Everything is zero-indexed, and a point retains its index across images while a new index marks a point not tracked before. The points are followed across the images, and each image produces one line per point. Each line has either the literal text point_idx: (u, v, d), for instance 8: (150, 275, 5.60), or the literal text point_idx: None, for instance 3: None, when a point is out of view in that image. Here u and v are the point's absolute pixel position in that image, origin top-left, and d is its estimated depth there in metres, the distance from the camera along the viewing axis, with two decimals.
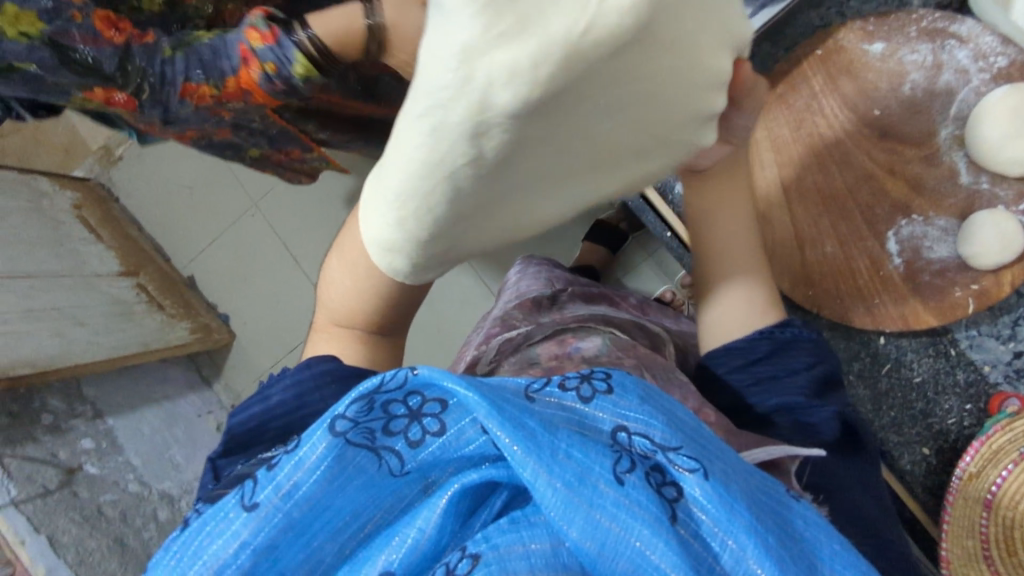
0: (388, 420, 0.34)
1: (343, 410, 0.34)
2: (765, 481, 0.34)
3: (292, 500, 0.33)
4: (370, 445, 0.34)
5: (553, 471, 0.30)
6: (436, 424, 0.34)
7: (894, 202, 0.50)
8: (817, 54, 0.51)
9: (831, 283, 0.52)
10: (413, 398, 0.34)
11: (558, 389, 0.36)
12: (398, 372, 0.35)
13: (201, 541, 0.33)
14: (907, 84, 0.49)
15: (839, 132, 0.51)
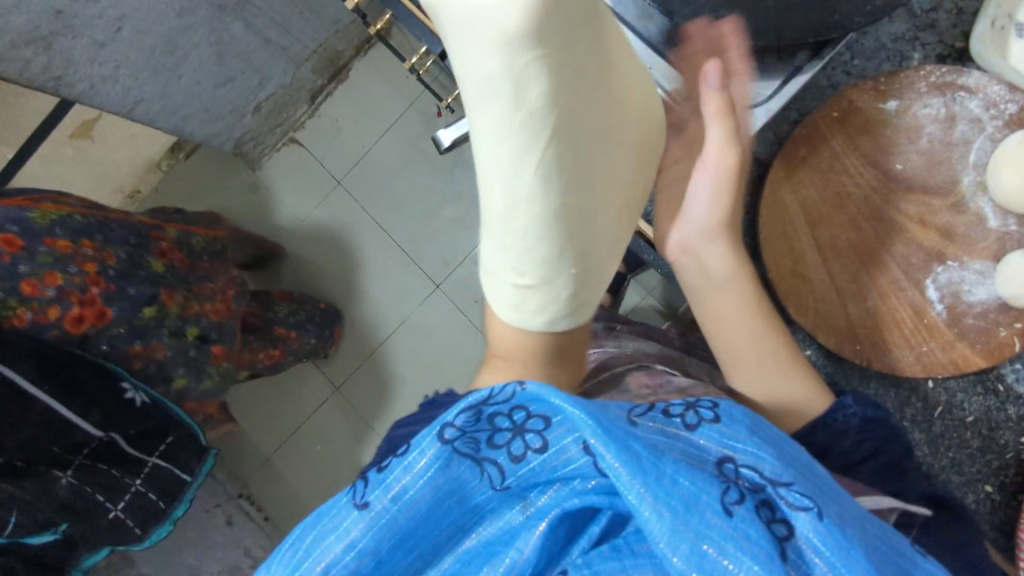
0: (494, 432, 0.33)
1: (451, 418, 0.33)
2: (870, 523, 0.31)
3: (400, 502, 0.32)
4: (474, 456, 0.33)
5: (653, 495, 0.28)
6: (538, 441, 0.32)
7: (928, 250, 0.51)
8: (834, 116, 0.53)
9: (875, 337, 0.52)
10: (517, 413, 0.33)
11: (660, 416, 0.34)
12: (505, 387, 0.33)
13: (312, 538, 0.32)
14: (923, 138, 0.51)
15: (867, 189, 0.52)
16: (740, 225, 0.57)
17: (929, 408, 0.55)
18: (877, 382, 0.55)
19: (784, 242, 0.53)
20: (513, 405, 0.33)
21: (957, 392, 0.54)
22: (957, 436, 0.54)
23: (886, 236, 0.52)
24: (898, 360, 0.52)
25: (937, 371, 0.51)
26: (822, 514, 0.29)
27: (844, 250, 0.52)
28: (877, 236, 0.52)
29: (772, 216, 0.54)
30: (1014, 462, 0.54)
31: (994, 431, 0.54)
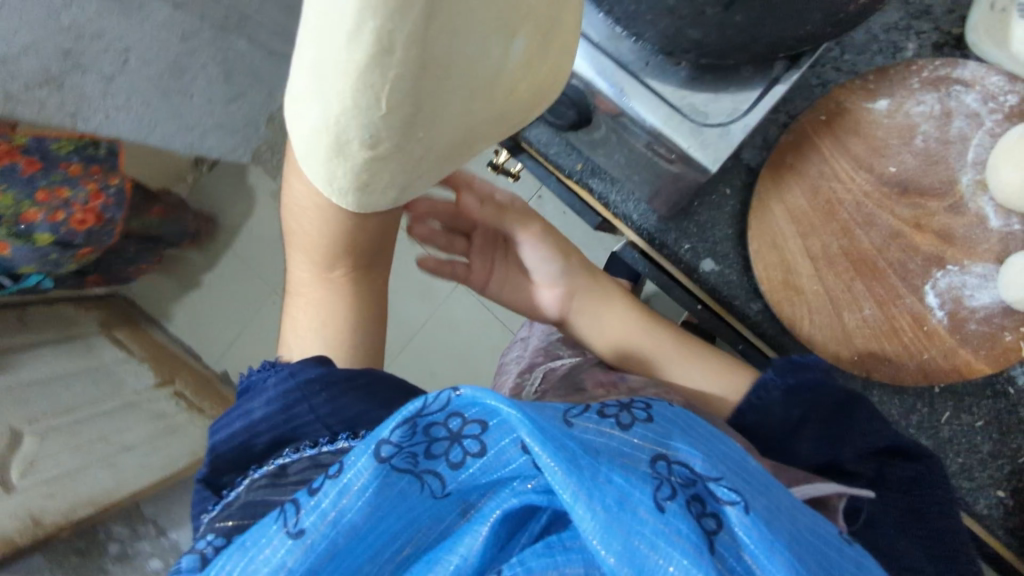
0: (430, 444, 0.33)
1: (387, 433, 0.32)
2: (813, 517, 0.33)
3: (336, 528, 0.31)
4: (412, 471, 0.33)
5: (589, 492, 0.29)
6: (476, 447, 0.33)
7: (926, 255, 0.49)
8: (821, 120, 0.51)
9: (875, 347, 0.51)
10: (452, 420, 0.33)
11: (595, 416, 0.35)
12: (439, 391, 0.33)
13: (248, 548, 0.32)
14: (918, 138, 0.49)
15: (859, 195, 0.50)
16: (731, 235, 0.56)
17: (936, 413, 0.53)
18: (879, 390, 0.53)
19: (774, 253, 0.52)
20: (448, 410, 0.33)
21: (965, 395, 0.52)
22: (966, 441, 0.53)
23: (881, 243, 0.50)
24: (899, 369, 0.51)
25: (939, 379, 0.50)
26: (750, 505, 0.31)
27: (836, 259, 0.51)
28: (872, 243, 0.50)
29: (761, 227, 0.52)
30: None
31: (1006, 434, 0.52)
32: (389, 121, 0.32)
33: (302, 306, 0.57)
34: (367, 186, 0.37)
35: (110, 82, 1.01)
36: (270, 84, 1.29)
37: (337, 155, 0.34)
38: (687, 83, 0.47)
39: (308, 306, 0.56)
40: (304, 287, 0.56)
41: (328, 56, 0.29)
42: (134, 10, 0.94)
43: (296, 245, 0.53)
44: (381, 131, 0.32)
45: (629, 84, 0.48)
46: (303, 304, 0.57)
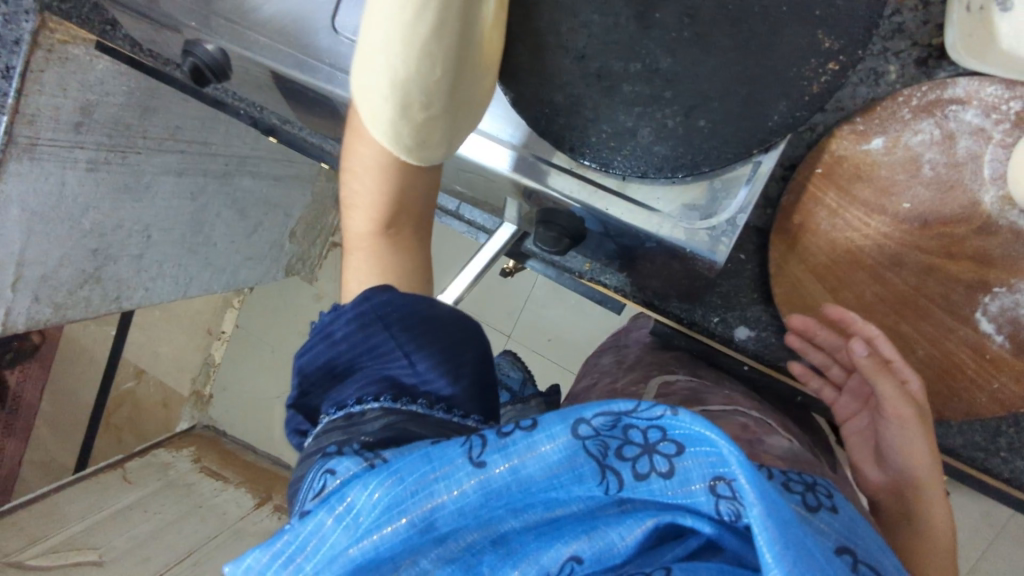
0: (623, 443, 0.30)
1: (588, 413, 0.30)
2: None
3: (514, 476, 0.30)
4: (599, 460, 0.30)
5: (789, 553, 0.25)
6: (664, 465, 0.29)
7: (968, 283, 0.47)
8: (819, 172, 0.49)
9: (939, 386, 0.49)
10: (650, 432, 0.29)
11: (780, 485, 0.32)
12: (653, 403, 0.29)
13: (421, 477, 0.30)
14: (924, 168, 0.46)
15: (879, 238, 0.48)
16: (757, 299, 0.54)
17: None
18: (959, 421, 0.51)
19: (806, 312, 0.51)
20: (654, 422, 0.29)
21: None
22: None
23: (916, 280, 0.48)
24: (971, 403, 0.48)
25: (1017, 405, 0.47)
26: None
27: (873, 305, 0.49)
28: (907, 282, 0.48)
29: (787, 292, 0.51)
30: None
31: None
32: (444, 80, 0.38)
33: (349, 264, 0.52)
34: (426, 146, 0.41)
35: (140, 260, 1.05)
36: (283, 206, 1.35)
37: (401, 119, 0.39)
38: (669, 185, 0.46)
39: (356, 260, 0.52)
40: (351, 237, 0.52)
41: (395, 23, 0.36)
42: (143, 190, 0.99)
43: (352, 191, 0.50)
44: (441, 86, 0.39)
45: (612, 202, 0.47)
46: (350, 258, 0.52)
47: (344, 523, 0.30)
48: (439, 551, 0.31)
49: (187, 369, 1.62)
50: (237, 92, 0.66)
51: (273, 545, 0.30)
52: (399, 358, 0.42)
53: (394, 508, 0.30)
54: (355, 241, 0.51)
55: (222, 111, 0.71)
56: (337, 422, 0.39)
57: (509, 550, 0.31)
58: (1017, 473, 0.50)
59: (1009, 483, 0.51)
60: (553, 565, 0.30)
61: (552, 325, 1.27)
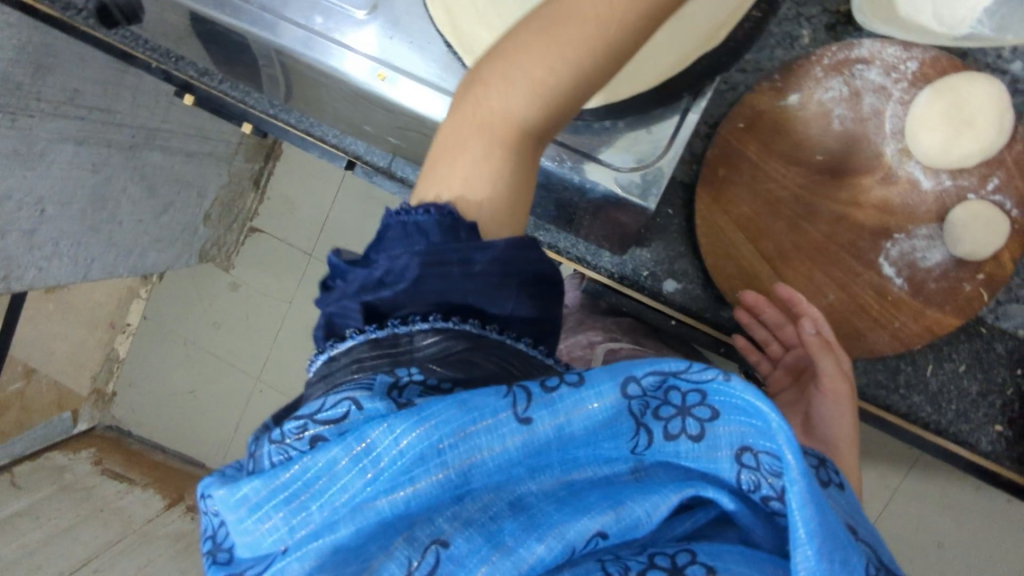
0: (663, 403, 0.31)
1: (638, 373, 0.31)
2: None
3: (556, 430, 0.30)
4: (637, 418, 0.31)
5: (818, 531, 0.27)
6: (697, 429, 0.30)
7: (873, 230, 0.51)
8: (740, 127, 0.52)
9: (847, 327, 0.52)
10: (691, 395, 0.30)
11: None
12: (704, 367, 0.30)
13: (458, 434, 0.30)
14: (834, 122, 0.50)
15: (794, 189, 0.51)
16: (685, 252, 0.56)
17: (920, 368, 0.54)
18: (862, 361, 0.55)
19: (729, 261, 0.53)
20: (699, 386, 0.30)
21: (944, 345, 0.54)
22: (954, 387, 0.54)
23: (827, 228, 0.51)
24: (876, 342, 0.52)
25: (915, 342, 0.51)
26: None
27: (790, 253, 0.52)
28: (820, 230, 0.51)
29: (712, 242, 0.53)
30: (1017, 398, 0.53)
31: (989, 372, 0.54)
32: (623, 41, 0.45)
33: (465, 148, 0.39)
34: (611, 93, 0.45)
35: (31, 236, 0.95)
36: (196, 185, 1.28)
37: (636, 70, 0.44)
38: (604, 135, 0.48)
39: (479, 149, 0.39)
40: (482, 101, 0.39)
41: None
42: (37, 159, 0.90)
43: (517, 57, 0.37)
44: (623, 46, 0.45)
45: (559, 155, 0.48)
46: (466, 136, 0.39)
47: (361, 467, 0.30)
48: (456, 511, 0.31)
49: (87, 364, 1.49)
50: (149, 41, 0.61)
51: (279, 479, 0.30)
52: (506, 303, 0.39)
53: (428, 462, 0.30)
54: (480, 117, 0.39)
55: (132, 65, 0.66)
56: (367, 349, 0.35)
57: (529, 516, 0.31)
58: (912, 408, 0.55)
59: (906, 418, 0.55)
60: (579, 539, 0.29)
61: None
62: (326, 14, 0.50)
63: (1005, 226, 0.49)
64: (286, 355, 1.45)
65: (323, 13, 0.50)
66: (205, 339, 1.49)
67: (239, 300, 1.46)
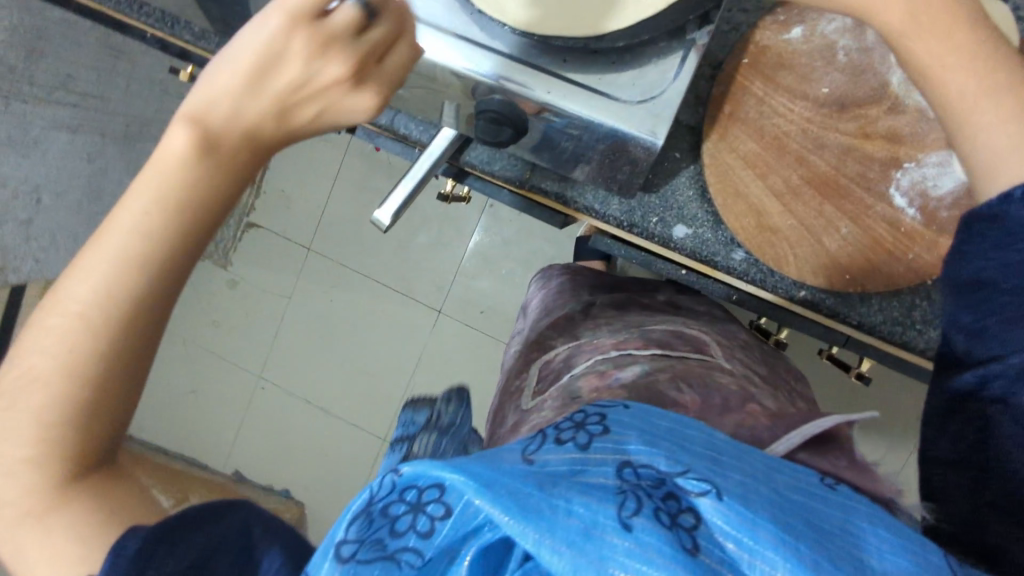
0: (393, 522, 0.30)
1: (346, 530, 0.30)
2: (793, 472, 0.32)
3: None
4: (383, 555, 0.29)
5: (564, 546, 0.27)
6: (439, 509, 0.29)
7: (881, 161, 0.51)
8: (745, 63, 0.52)
9: (863, 260, 0.52)
10: (408, 492, 0.30)
11: (553, 445, 0.33)
12: (382, 477, 0.31)
13: None
14: (839, 54, 0.50)
15: (802, 123, 0.51)
16: (694, 197, 0.56)
17: (937, 303, 0.53)
18: (878, 297, 0.54)
19: (740, 200, 0.53)
20: (399, 489, 0.31)
21: None
22: None
23: (836, 161, 0.51)
24: (891, 273, 0.52)
25: (931, 273, 0.51)
26: (721, 493, 0.29)
27: (802, 187, 0.52)
28: (829, 164, 0.51)
29: (721, 181, 0.53)
30: None
31: None
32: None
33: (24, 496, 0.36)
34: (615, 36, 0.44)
35: (28, 227, 0.95)
36: None
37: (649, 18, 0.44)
38: (609, 69, 0.47)
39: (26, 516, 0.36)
40: (17, 455, 0.36)
41: None
42: (31, 146, 0.89)
43: (38, 341, 0.36)
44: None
45: (559, 87, 0.46)
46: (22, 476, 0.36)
47: None
48: None
49: None
50: (145, 7, 0.61)
51: None
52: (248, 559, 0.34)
53: None
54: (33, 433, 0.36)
55: (126, 35, 0.66)
56: None
57: None
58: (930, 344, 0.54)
59: (924, 354, 0.54)
60: None
61: (481, 296, 1.34)
62: None
63: None
64: (286, 353, 1.44)
65: None
66: (205, 338, 1.47)
67: (235, 296, 1.45)
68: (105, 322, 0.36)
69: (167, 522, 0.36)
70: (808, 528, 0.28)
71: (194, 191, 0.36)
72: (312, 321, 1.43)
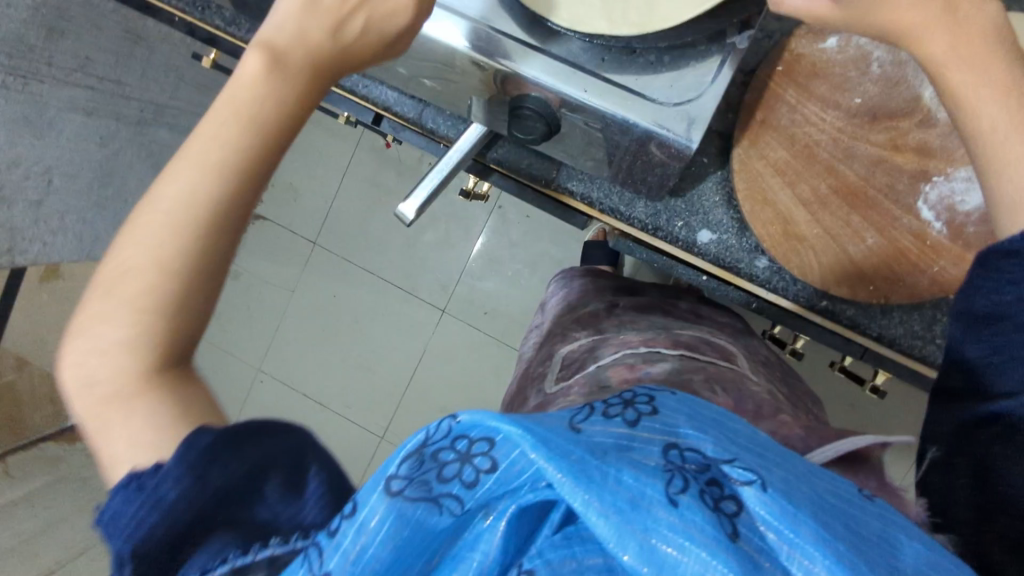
0: (441, 467, 0.29)
1: (393, 468, 0.28)
2: (833, 478, 0.30)
3: (361, 564, 0.27)
4: (428, 497, 0.28)
5: (613, 510, 0.26)
6: (487, 462, 0.28)
7: (911, 173, 0.51)
8: (779, 70, 0.52)
9: (887, 273, 0.52)
10: (459, 441, 0.29)
11: (600, 418, 0.33)
12: (439, 419, 0.29)
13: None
14: (873, 65, 0.51)
15: (833, 132, 0.52)
16: (720, 203, 0.56)
17: None
18: (899, 310, 0.54)
19: (767, 208, 0.53)
20: (448, 435, 0.29)
21: None
22: None
23: (866, 172, 0.51)
24: (915, 286, 0.52)
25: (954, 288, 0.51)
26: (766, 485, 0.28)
27: (831, 196, 0.52)
28: (859, 174, 0.52)
29: (749, 187, 0.53)
30: None
31: None
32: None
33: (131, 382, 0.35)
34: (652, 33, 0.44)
35: (39, 207, 0.94)
36: None
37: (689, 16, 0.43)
38: (647, 70, 0.47)
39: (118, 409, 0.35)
40: (108, 343, 0.35)
41: None
42: (46, 127, 0.88)
43: (131, 241, 0.35)
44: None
45: (595, 83, 0.46)
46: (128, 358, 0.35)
47: None
48: None
49: None
50: None
51: None
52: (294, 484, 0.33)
53: None
54: (120, 331, 0.35)
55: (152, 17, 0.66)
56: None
57: None
58: None
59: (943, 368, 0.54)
60: None
61: (488, 297, 1.34)
62: None
63: None
64: (288, 343, 1.44)
65: None
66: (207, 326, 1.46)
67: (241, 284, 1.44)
68: (196, 225, 0.35)
69: (233, 429, 0.33)
70: (848, 531, 0.27)
71: (266, 106, 0.36)
72: (317, 313, 1.42)
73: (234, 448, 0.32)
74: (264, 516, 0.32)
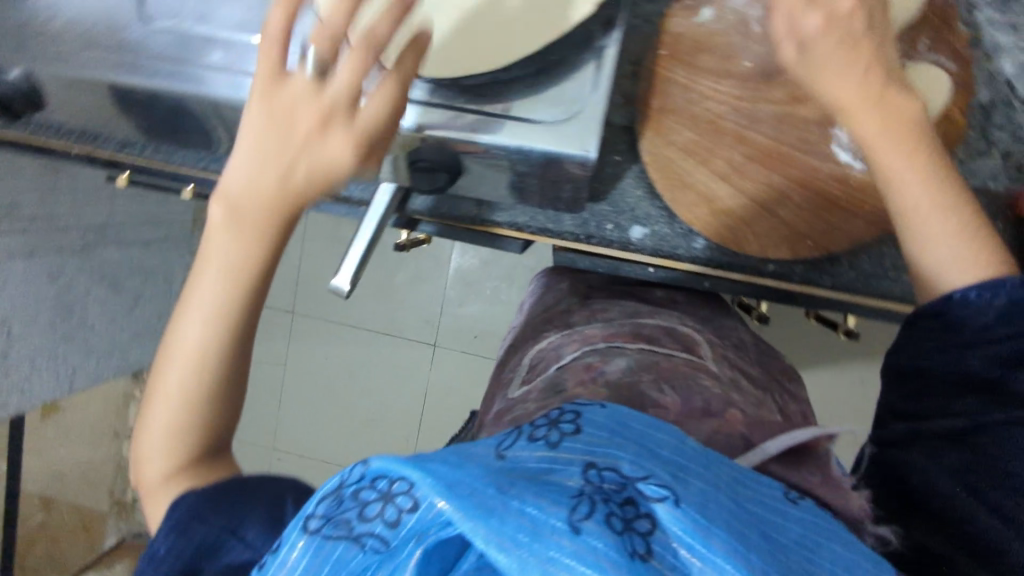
0: (362, 507, 0.27)
1: (314, 508, 0.28)
2: (757, 485, 0.31)
3: None
4: (348, 536, 0.27)
5: (514, 541, 0.24)
6: (408, 501, 0.26)
7: (820, 122, 0.50)
8: (664, 55, 0.52)
9: (823, 224, 0.51)
10: (379, 480, 0.27)
11: (522, 441, 0.30)
12: (355, 464, 0.28)
13: None
14: (754, 27, 0.50)
15: (733, 102, 0.51)
16: (643, 195, 0.55)
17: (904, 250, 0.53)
18: (846, 256, 0.54)
19: (689, 191, 0.52)
20: (367, 478, 0.28)
21: None
22: None
23: (776, 132, 0.51)
24: (852, 230, 0.51)
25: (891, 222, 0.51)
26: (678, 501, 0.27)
27: (748, 164, 0.51)
28: (769, 136, 0.51)
29: (666, 175, 0.52)
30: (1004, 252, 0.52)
31: None
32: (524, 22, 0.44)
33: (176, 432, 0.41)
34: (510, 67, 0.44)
35: (5, 365, 0.95)
36: (161, 274, 1.24)
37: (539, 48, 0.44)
38: (525, 95, 0.46)
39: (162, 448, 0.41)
40: (169, 413, 0.41)
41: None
42: None
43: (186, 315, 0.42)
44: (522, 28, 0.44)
45: (477, 122, 0.45)
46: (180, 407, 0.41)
47: None
48: None
49: None
50: (59, 126, 0.61)
51: None
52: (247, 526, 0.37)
53: None
54: (175, 411, 0.41)
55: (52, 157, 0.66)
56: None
57: None
58: (907, 290, 0.53)
59: (905, 301, 0.54)
60: None
61: (474, 321, 1.33)
62: (227, 48, 0.46)
63: (948, 81, 0.49)
64: (293, 411, 1.43)
65: (223, 48, 0.46)
66: None
67: None
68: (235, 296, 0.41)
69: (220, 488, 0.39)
70: (762, 540, 0.27)
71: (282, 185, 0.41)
72: (313, 376, 1.42)
73: (215, 506, 0.37)
74: (241, 557, 0.36)
